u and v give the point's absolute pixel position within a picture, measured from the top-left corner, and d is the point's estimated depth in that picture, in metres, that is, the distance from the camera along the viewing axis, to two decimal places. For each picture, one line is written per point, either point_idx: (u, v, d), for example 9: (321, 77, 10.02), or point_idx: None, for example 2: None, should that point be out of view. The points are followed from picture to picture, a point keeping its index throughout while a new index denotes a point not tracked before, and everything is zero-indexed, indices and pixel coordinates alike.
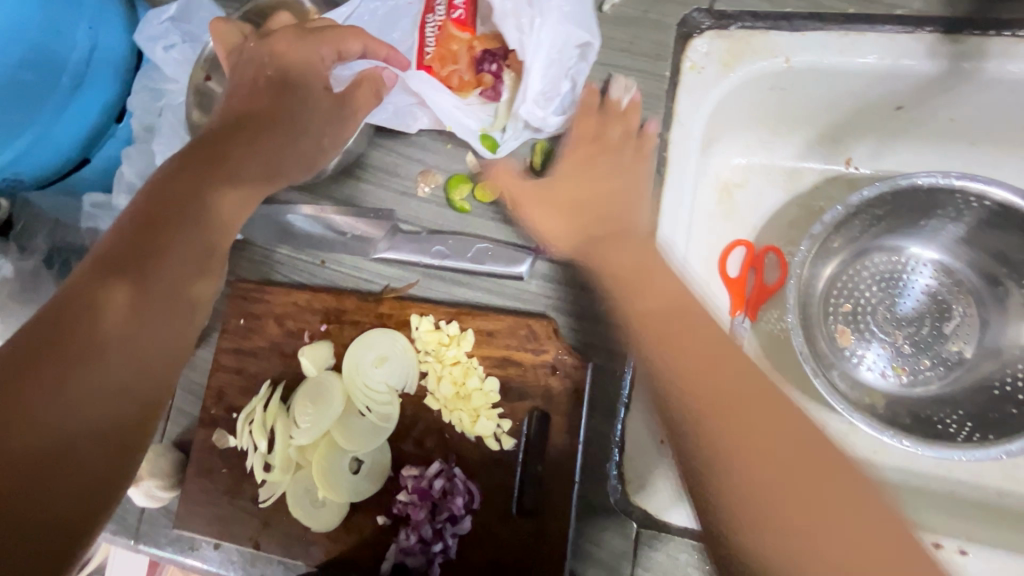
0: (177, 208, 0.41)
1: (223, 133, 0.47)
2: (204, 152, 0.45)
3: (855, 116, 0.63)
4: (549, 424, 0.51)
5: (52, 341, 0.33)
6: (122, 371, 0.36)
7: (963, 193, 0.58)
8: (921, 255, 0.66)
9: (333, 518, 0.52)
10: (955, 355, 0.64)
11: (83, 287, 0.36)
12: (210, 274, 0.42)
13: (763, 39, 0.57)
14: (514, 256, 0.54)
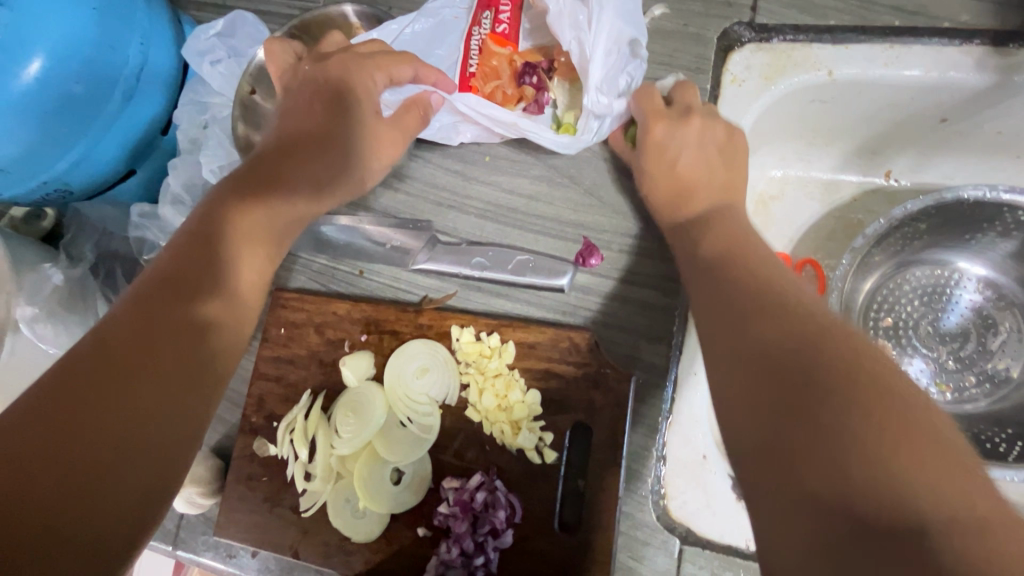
0: (204, 248, 0.46)
1: (264, 170, 0.52)
2: (244, 192, 0.50)
3: (896, 129, 0.62)
4: (591, 437, 0.51)
5: (82, 369, 0.36)
6: (154, 391, 0.38)
7: (1013, 210, 0.57)
8: (966, 271, 0.64)
9: (373, 529, 0.52)
10: (1002, 372, 0.63)
11: (131, 318, 0.40)
12: (222, 294, 0.45)
13: (807, 52, 0.57)
14: (555, 268, 0.55)
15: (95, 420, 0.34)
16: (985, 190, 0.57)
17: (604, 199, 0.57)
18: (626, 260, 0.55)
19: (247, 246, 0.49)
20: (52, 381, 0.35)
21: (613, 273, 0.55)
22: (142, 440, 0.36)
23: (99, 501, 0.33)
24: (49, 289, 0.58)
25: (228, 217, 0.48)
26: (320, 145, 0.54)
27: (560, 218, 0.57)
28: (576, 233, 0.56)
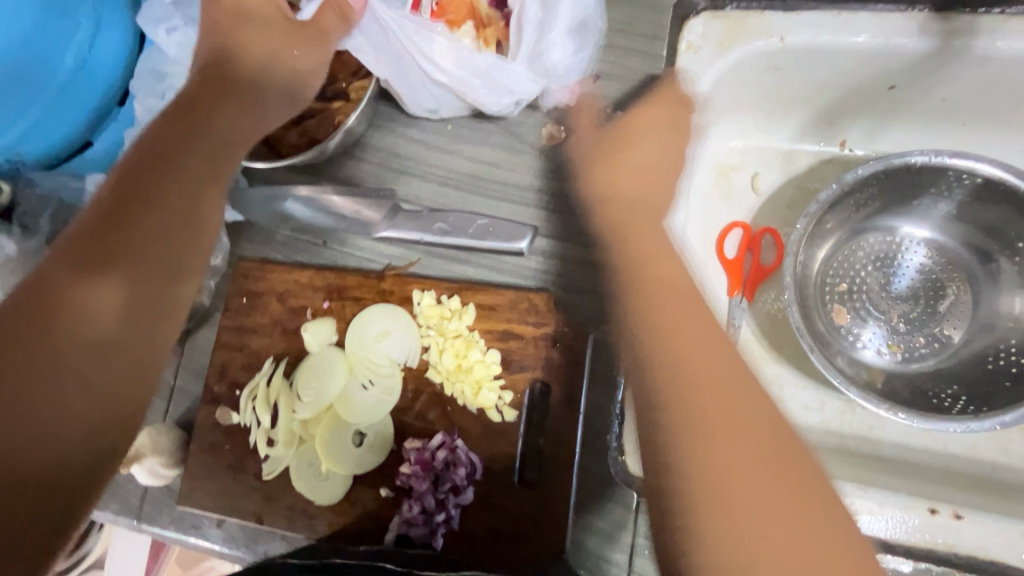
0: (127, 200, 0.40)
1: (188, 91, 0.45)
2: (176, 136, 0.43)
3: (848, 98, 0.64)
4: (548, 399, 0.52)
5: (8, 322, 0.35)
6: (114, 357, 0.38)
7: (954, 172, 0.59)
8: (913, 235, 0.67)
9: (337, 490, 0.52)
10: (946, 336, 0.65)
11: (50, 272, 0.37)
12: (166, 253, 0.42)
13: (759, 19, 0.58)
14: (515, 230, 0.55)
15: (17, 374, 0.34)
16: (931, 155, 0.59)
17: (564, 163, 0.58)
18: (581, 224, 0.56)
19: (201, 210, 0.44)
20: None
21: (573, 237, 0.56)
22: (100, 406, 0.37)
23: (57, 455, 0.35)
24: (2, 259, 0.60)
25: (160, 160, 0.42)
26: (219, 44, 0.47)
27: (521, 184, 0.58)
28: (536, 199, 0.58)
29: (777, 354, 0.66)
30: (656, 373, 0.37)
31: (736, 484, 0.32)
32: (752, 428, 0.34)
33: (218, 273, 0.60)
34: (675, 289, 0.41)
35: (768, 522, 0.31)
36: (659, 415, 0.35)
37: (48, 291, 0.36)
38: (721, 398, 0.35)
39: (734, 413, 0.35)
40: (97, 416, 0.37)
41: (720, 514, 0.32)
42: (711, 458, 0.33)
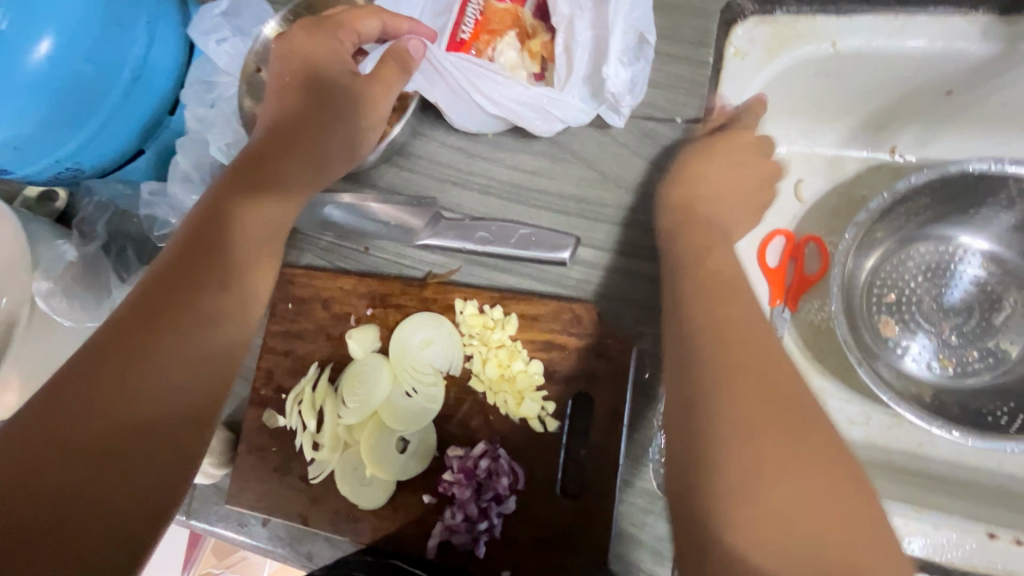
0: (213, 236, 0.44)
1: (262, 144, 0.51)
2: (251, 186, 0.48)
3: (901, 103, 0.62)
4: (593, 408, 0.52)
5: (102, 355, 0.37)
6: (174, 382, 0.39)
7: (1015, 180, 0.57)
8: (968, 245, 0.64)
9: (381, 496, 0.53)
10: (1003, 350, 0.62)
11: (139, 302, 0.40)
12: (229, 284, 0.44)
13: (810, 24, 0.56)
14: (558, 239, 0.55)
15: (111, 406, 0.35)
16: (990, 163, 0.56)
17: (607, 172, 0.58)
18: (625, 235, 0.56)
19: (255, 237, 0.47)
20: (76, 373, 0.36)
21: (615, 247, 0.56)
22: (168, 428, 0.38)
23: (128, 476, 0.35)
24: (63, 266, 0.61)
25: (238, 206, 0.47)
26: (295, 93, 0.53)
27: (563, 193, 0.58)
28: (578, 208, 0.57)
29: (821, 366, 0.65)
30: (705, 370, 0.36)
31: (767, 458, 0.32)
32: (791, 416, 0.34)
33: None
34: (728, 299, 0.41)
35: (787, 494, 0.31)
36: (694, 393, 0.36)
37: (143, 327, 0.39)
38: (757, 383, 0.35)
39: (771, 399, 0.34)
40: (173, 452, 0.37)
41: (742, 487, 0.31)
42: (738, 434, 0.33)
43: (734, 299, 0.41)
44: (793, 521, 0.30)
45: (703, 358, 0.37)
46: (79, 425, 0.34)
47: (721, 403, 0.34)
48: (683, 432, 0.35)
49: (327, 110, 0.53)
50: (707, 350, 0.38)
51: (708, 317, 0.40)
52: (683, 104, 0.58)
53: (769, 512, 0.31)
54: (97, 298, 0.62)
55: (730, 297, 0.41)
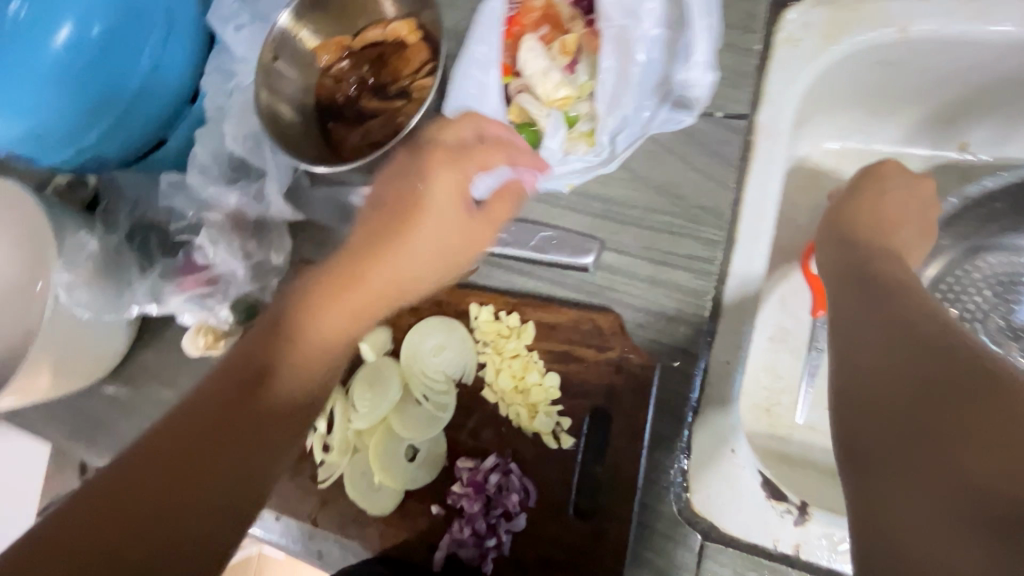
0: (336, 286, 0.43)
1: (384, 223, 0.44)
2: (328, 278, 0.43)
3: (978, 95, 0.55)
4: (610, 425, 0.48)
5: (183, 436, 0.37)
6: (242, 432, 0.38)
7: None
8: None
9: (389, 503, 0.52)
10: None
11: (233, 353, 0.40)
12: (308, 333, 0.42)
13: (875, 7, 0.50)
14: (581, 242, 0.52)
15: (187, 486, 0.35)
16: None
17: (637, 171, 0.54)
18: (654, 240, 0.52)
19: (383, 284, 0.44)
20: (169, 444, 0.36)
21: (643, 252, 0.52)
22: (229, 479, 0.37)
23: (181, 523, 0.34)
24: (85, 257, 0.61)
25: (309, 292, 0.43)
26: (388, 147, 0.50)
27: (588, 193, 0.54)
28: (604, 209, 0.54)
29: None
30: (904, 355, 0.34)
31: (913, 429, 0.29)
32: (937, 377, 0.30)
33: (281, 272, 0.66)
34: (892, 283, 0.41)
35: (949, 450, 0.27)
36: (856, 381, 0.35)
37: (222, 413, 0.38)
38: (898, 358, 0.33)
39: (914, 365, 0.32)
40: (225, 506, 0.36)
41: (900, 466, 0.28)
42: (885, 413, 0.31)
43: (907, 291, 0.39)
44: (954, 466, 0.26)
45: (858, 358, 0.36)
46: (151, 469, 0.35)
47: (884, 381, 0.33)
48: (843, 425, 0.33)
49: (405, 168, 0.45)
50: (889, 325, 0.36)
51: (879, 299, 0.39)
52: (725, 97, 0.53)
53: (923, 479, 0.27)
54: (118, 289, 0.63)
55: (889, 283, 0.41)
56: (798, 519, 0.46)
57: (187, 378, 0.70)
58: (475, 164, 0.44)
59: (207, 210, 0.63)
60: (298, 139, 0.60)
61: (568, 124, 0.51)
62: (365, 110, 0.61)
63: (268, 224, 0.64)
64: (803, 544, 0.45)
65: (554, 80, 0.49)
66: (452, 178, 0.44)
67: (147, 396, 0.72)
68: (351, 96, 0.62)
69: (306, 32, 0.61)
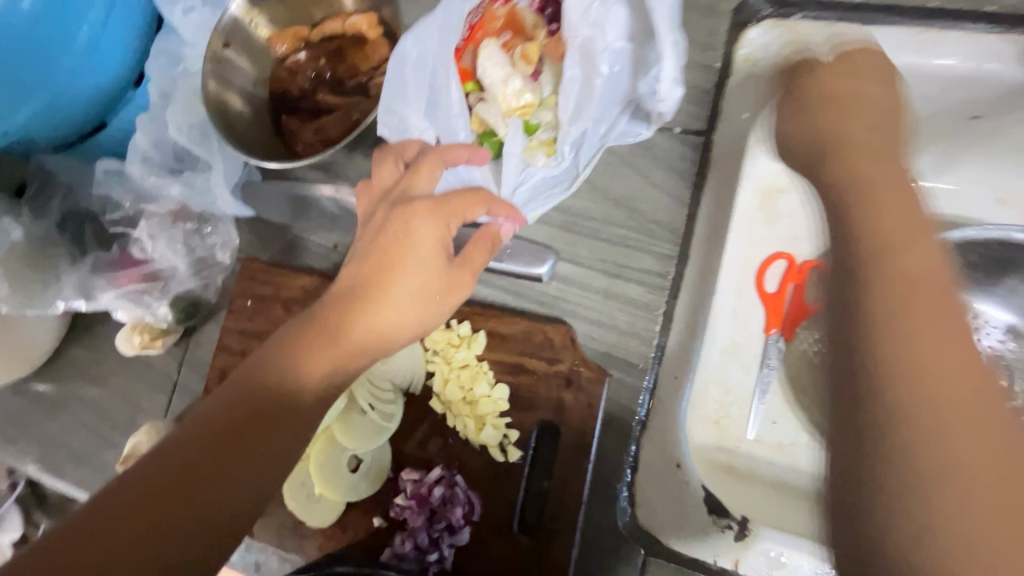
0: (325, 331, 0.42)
1: (362, 275, 0.44)
2: (305, 332, 0.42)
3: (922, 125, 0.57)
4: (559, 440, 0.47)
5: (145, 489, 0.36)
6: (222, 474, 0.38)
7: None
8: (986, 314, 0.57)
9: (329, 515, 0.50)
10: None
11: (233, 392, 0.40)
12: (311, 365, 0.41)
13: (832, 32, 0.50)
14: (537, 253, 0.51)
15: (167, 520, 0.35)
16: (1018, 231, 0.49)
17: (594, 183, 0.54)
18: (609, 252, 0.52)
19: (371, 323, 0.43)
20: (148, 479, 0.36)
21: (598, 264, 0.52)
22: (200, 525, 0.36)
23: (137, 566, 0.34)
24: (5, 247, 0.55)
25: (288, 337, 0.42)
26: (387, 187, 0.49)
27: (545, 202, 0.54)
28: (563, 219, 0.53)
29: None
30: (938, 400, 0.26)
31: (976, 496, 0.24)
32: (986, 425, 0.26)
33: (226, 270, 0.63)
34: (907, 293, 0.30)
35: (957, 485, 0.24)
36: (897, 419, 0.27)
37: (193, 463, 0.37)
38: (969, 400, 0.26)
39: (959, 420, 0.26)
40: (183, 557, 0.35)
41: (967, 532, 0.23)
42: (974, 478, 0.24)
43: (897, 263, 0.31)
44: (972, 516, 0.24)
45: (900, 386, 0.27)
46: (132, 501, 0.35)
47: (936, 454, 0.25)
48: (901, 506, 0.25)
49: (395, 229, 0.44)
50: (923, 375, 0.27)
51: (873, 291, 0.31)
52: (685, 113, 0.54)
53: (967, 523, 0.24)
54: (43, 281, 0.57)
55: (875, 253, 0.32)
56: (739, 534, 0.46)
57: (118, 377, 0.66)
58: (455, 216, 0.44)
59: (147, 202, 0.60)
60: (246, 133, 0.58)
61: (528, 131, 0.50)
62: (321, 105, 0.58)
63: (211, 217, 0.61)
64: (743, 560, 0.45)
65: (514, 87, 0.48)
66: (432, 229, 0.44)
67: (75, 395, 0.67)
68: (306, 89, 0.60)
69: (258, 22, 0.59)
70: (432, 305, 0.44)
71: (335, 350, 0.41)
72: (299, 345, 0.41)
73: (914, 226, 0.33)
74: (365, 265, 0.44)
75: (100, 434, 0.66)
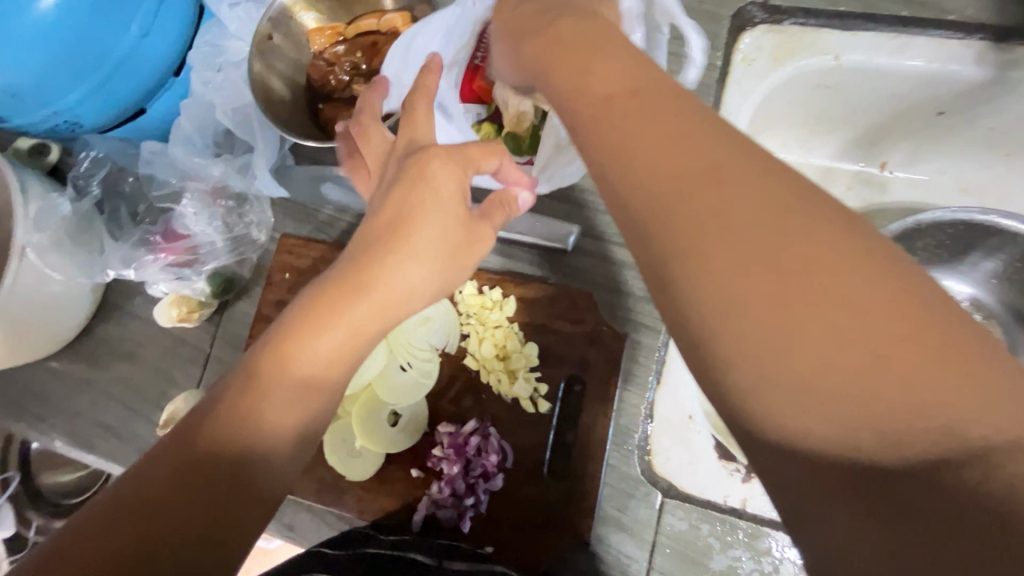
0: (352, 283, 0.38)
1: (384, 223, 0.41)
2: (321, 298, 0.38)
3: (895, 120, 0.64)
4: (585, 392, 0.53)
5: (166, 468, 0.32)
6: (250, 444, 0.34)
7: (1001, 229, 0.57)
8: (954, 290, 0.64)
9: (368, 468, 0.53)
10: None
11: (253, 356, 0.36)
12: (332, 320, 0.37)
13: (815, 37, 0.58)
14: (561, 227, 0.55)
15: (199, 503, 0.31)
16: (973, 211, 0.56)
17: None
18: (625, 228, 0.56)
19: (400, 276, 0.39)
20: (153, 477, 0.31)
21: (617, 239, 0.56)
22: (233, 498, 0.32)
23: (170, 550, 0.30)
24: (57, 220, 0.59)
25: (297, 318, 0.37)
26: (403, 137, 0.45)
27: None
28: None
29: None
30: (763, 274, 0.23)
31: (815, 378, 0.21)
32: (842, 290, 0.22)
33: (262, 249, 0.67)
34: (692, 164, 0.26)
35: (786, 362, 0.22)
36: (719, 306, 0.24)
37: (215, 437, 0.33)
38: (804, 266, 0.23)
39: (789, 289, 0.22)
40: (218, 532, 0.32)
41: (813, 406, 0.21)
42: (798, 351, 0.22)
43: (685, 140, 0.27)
44: (866, 390, 0.21)
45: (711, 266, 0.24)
46: (151, 485, 0.31)
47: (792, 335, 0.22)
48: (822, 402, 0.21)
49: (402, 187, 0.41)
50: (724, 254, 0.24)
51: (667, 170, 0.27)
52: None
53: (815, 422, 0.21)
54: (88, 253, 0.62)
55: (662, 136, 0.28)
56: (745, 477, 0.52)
57: (150, 352, 0.68)
58: (473, 163, 0.42)
59: (190, 178, 0.64)
60: (287, 116, 0.62)
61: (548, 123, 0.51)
62: (357, 94, 0.63)
63: (249, 199, 0.65)
64: (749, 499, 0.51)
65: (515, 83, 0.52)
66: (451, 174, 0.41)
67: (103, 370, 0.69)
68: (344, 80, 0.63)
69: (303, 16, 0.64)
70: (456, 256, 0.42)
71: (358, 301, 0.38)
72: (320, 297, 0.38)
73: (636, 76, 0.31)
74: (384, 214, 0.41)
75: (129, 407, 0.68)
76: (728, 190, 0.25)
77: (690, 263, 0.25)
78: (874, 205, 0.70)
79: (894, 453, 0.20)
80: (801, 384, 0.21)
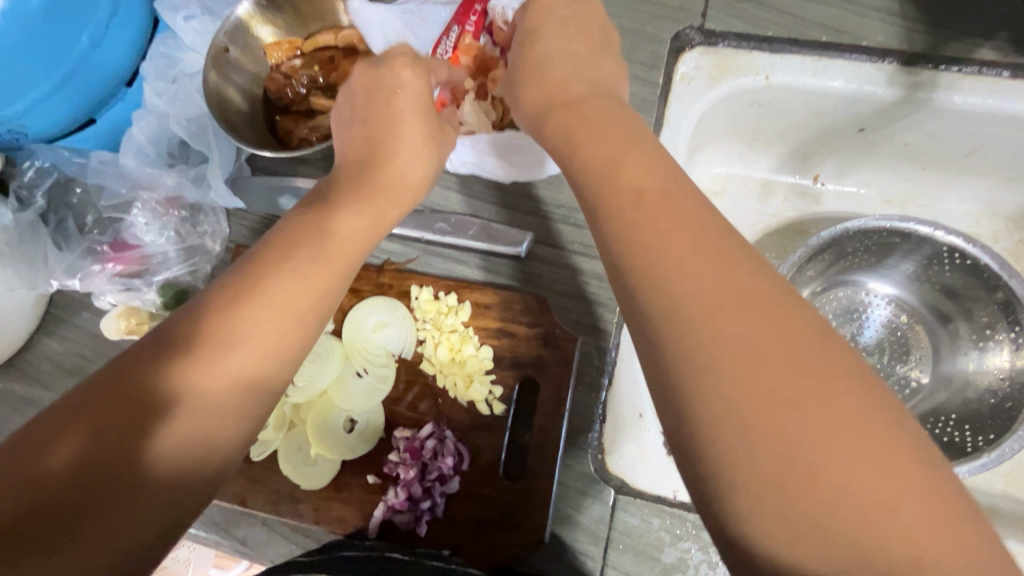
0: (287, 259, 0.40)
1: (322, 216, 0.44)
2: (244, 283, 0.38)
3: (822, 136, 0.69)
4: (539, 391, 0.54)
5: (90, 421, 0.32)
6: (179, 405, 0.33)
7: (919, 235, 0.61)
8: (876, 290, 0.70)
9: (324, 476, 0.53)
10: (916, 379, 0.68)
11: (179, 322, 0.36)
12: (268, 293, 0.38)
13: (747, 58, 0.63)
14: (515, 234, 0.57)
15: (124, 455, 0.31)
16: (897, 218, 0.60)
17: None
18: (574, 233, 0.58)
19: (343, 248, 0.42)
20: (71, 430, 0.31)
21: (567, 244, 0.58)
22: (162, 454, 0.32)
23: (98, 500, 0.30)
24: None
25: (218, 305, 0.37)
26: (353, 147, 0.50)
27: None
28: None
29: None
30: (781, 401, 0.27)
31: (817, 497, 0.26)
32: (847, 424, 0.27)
33: (215, 259, 0.65)
34: (707, 286, 0.30)
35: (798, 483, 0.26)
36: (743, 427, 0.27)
37: (138, 392, 0.33)
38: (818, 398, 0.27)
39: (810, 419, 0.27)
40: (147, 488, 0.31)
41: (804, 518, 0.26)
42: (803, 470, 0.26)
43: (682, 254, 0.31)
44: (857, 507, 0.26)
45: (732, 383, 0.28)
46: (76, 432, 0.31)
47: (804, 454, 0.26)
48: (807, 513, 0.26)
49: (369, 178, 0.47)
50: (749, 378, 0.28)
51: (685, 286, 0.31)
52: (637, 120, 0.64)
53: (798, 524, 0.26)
54: (31, 263, 0.61)
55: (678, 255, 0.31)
56: None
57: (95, 367, 0.66)
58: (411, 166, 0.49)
59: (142, 188, 0.64)
60: (242, 126, 0.62)
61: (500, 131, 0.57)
62: (315, 106, 0.64)
63: (203, 209, 0.65)
64: None
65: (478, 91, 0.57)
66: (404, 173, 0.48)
67: (43, 387, 0.66)
68: (300, 92, 0.65)
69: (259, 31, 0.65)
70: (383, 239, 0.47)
71: (298, 280, 0.39)
72: (259, 277, 0.39)
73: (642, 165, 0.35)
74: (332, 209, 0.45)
75: None
76: (747, 317, 0.29)
77: (693, 365, 0.29)
78: (810, 214, 0.75)
79: (847, 557, 0.25)
80: (802, 495, 0.26)
